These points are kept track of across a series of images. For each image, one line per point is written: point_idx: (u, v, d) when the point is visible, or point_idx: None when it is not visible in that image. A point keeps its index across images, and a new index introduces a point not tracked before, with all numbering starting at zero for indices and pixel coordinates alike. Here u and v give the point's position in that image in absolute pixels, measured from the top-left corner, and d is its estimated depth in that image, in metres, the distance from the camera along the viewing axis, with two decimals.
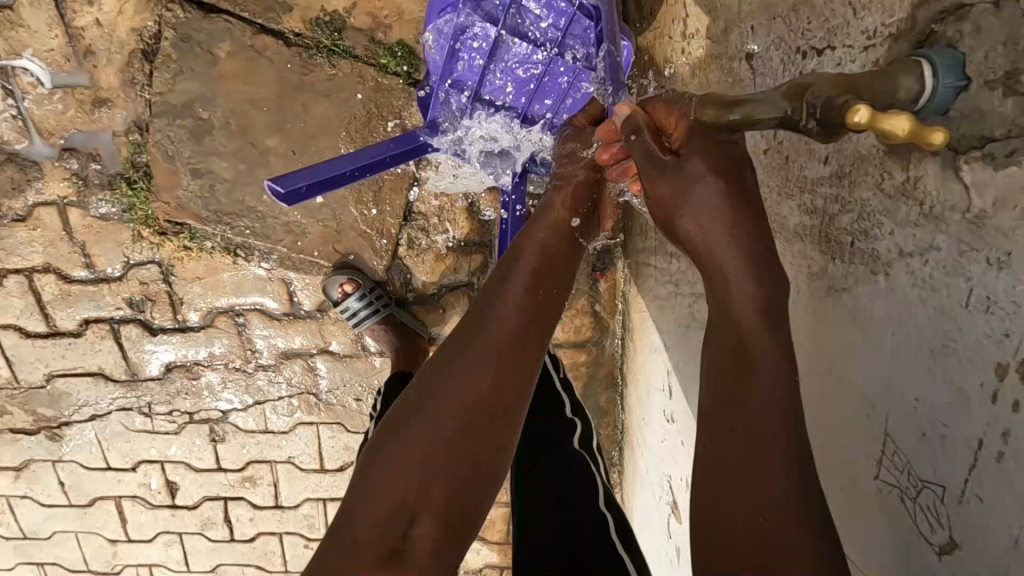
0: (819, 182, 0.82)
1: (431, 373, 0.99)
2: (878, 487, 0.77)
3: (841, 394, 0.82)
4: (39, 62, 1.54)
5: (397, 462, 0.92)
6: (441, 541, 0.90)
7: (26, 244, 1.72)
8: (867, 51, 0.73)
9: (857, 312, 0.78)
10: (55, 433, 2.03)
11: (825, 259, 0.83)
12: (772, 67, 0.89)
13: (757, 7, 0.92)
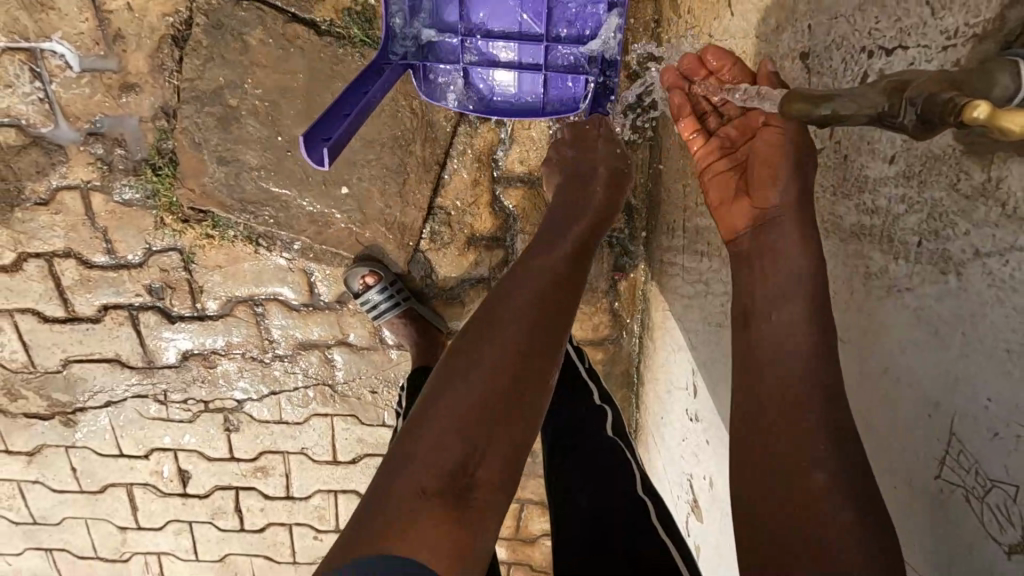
0: (882, 182, 0.82)
1: (474, 332, 1.02)
2: (941, 487, 0.78)
3: (902, 394, 0.83)
4: (69, 45, 1.54)
5: (451, 413, 0.93)
6: (497, 485, 0.92)
7: (47, 228, 1.71)
8: (946, 52, 0.72)
9: (922, 312, 0.78)
10: (69, 418, 2.03)
11: (886, 259, 0.83)
12: (831, 67, 0.90)
13: (815, 7, 0.91)
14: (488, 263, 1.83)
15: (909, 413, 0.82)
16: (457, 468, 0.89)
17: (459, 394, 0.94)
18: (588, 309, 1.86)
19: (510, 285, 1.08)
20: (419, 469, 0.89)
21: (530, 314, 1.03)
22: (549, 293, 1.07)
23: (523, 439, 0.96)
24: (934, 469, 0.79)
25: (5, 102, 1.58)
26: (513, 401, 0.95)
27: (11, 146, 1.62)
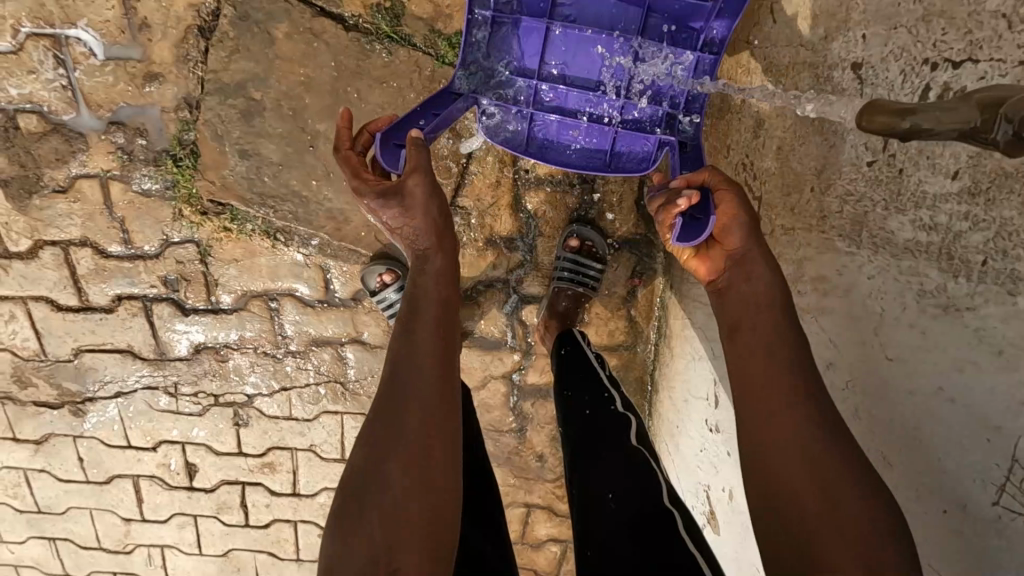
0: (945, 199, 0.82)
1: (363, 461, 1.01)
2: (996, 505, 0.81)
3: (955, 417, 0.83)
4: (94, 33, 1.52)
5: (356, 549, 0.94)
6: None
7: (65, 216, 1.70)
8: (1023, 66, 0.75)
9: (984, 333, 0.79)
10: (79, 408, 2.01)
11: (944, 278, 0.82)
12: (888, 78, 0.89)
13: (871, 17, 0.90)
14: (506, 265, 1.82)
15: (961, 432, 0.83)
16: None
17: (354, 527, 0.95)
18: (603, 314, 1.86)
19: (390, 394, 1.05)
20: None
21: (410, 418, 1.01)
22: (426, 390, 1.04)
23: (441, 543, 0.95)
24: (990, 494, 0.81)
25: (28, 88, 1.56)
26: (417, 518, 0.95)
27: (32, 133, 1.61)
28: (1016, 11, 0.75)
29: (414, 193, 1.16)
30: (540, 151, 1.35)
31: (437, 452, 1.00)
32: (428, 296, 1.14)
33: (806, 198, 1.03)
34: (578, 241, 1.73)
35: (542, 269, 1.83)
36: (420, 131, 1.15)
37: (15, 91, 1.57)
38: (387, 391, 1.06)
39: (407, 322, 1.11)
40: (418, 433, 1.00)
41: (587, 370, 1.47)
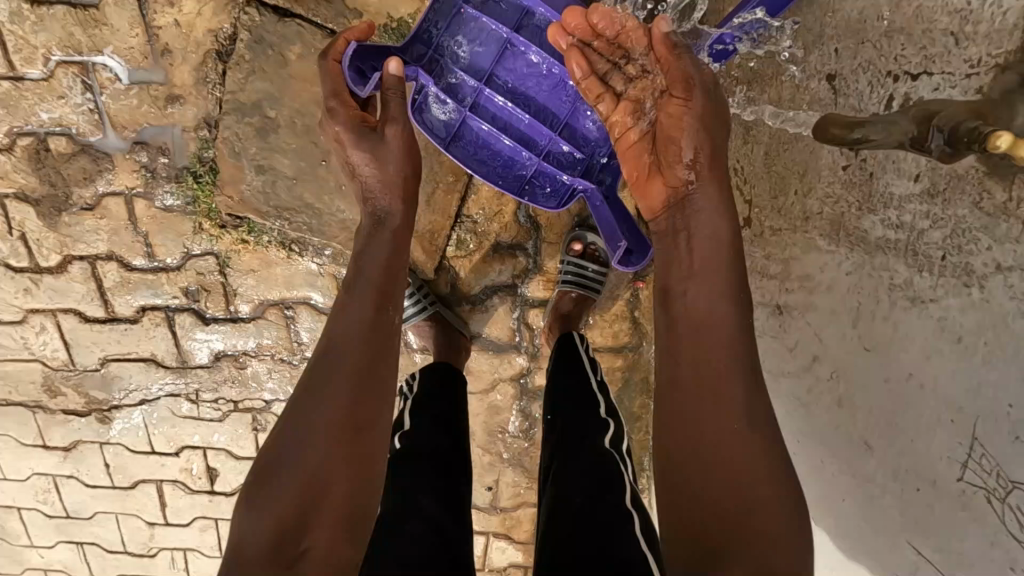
0: (908, 200, 0.86)
1: (290, 419, 1.06)
2: (961, 487, 0.83)
3: (926, 401, 0.86)
4: (119, 59, 1.61)
5: (280, 503, 1.00)
6: (334, 549, 1.00)
7: (92, 232, 1.79)
8: (969, 78, 0.78)
9: (947, 322, 0.82)
10: (105, 415, 2.10)
11: (910, 271, 0.86)
12: (858, 89, 0.93)
13: (842, 31, 0.96)
14: (511, 270, 1.90)
15: (929, 417, 0.86)
16: (288, 548, 0.98)
17: (276, 481, 1.02)
18: (607, 316, 1.92)
19: (325, 355, 1.11)
20: (251, 548, 0.98)
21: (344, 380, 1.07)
22: (361, 354, 1.10)
23: (362, 496, 1.04)
24: (955, 471, 0.83)
25: (58, 112, 1.66)
26: (341, 471, 1.03)
27: (61, 154, 1.70)
28: (962, 28, 0.79)
29: (391, 143, 1.26)
30: (461, 148, 1.47)
31: (367, 406, 1.08)
32: (374, 262, 1.20)
33: (791, 199, 1.08)
34: (581, 244, 1.80)
35: (546, 273, 1.90)
36: (393, 74, 1.24)
37: (46, 115, 1.66)
38: (321, 352, 1.11)
39: (351, 287, 1.17)
40: (349, 394, 1.07)
41: (577, 375, 1.54)
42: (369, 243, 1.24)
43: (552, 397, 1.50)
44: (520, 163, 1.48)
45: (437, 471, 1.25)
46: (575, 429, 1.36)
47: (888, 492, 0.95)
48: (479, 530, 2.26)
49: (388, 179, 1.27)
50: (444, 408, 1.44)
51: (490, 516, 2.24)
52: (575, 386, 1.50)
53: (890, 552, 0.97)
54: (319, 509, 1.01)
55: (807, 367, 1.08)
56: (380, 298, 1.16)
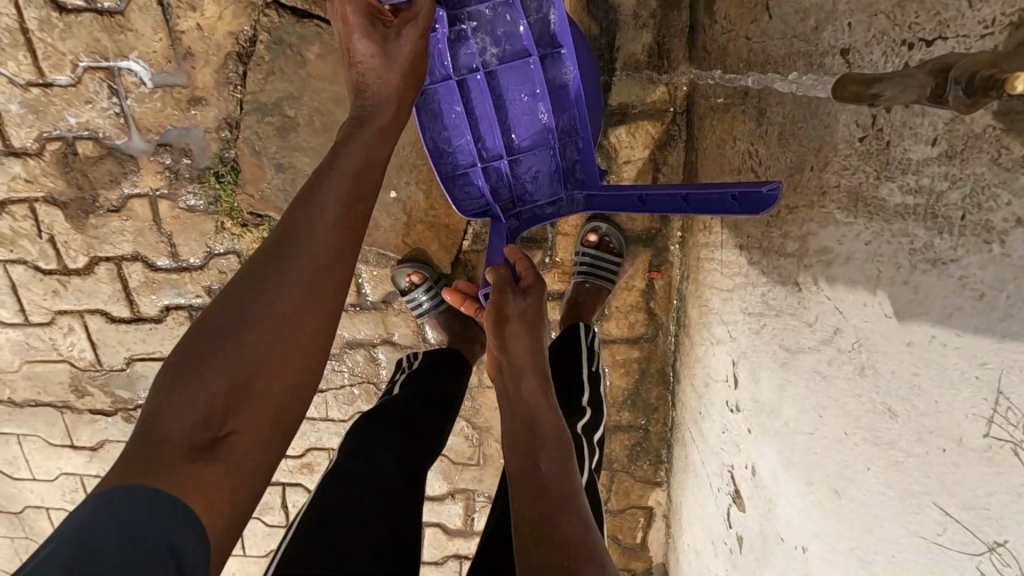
0: (926, 163, 0.82)
1: (228, 301, 0.97)
2: (986, 446, 0.76)
3: (948, 359, 0.80)
4: (143, 63, 1.66)
5: (196, 390, 0.91)
6: (258, 447, 0.94)
7: (118, 233, 1.84)
8: (984, 39, 0.74)
9: (967, 280, 0.77)
10: (130, 415, 2.14)
11: (930, 234, 0.82)
12: (872, 60, 0.92)
13: (855, 5, 0.95)
14: None
15: (949, 377, 0.80)
16: (200, 440, 0.90)
17: (207, 363, 0.93)
18: (621, 307, 1.94)
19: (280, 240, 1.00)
20: (169, 428, 0.89)
21: (298, 273, 0.98)
22: (323, 250, 1.01)
23: (296, 399, 0.98)
24: (981, 428, 0.76)
25: (85, 116, 1.71)
26: (281, 366, 0.96)
27: (88, 157, 1.75)
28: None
29: (403, 45, 1.18)
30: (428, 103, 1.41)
31: (313, 316, 0.99)
32: (356, 154, 1.09)
33: (808, 176, 1.08)
34: (597, 236, 1.84)
35: (561, 264, 1.92)
36: None
37: (73, 120, 1.71)
38: (277, 236, 1.01)
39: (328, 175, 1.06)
40: (299, 292, 0.98)
41: (573, 363, 1.66)
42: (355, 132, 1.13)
43: None
44: (462, 156, 1.46)
45: (422, 439, 1.41)
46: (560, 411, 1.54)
47: (912, 458, 0.87)
48: None
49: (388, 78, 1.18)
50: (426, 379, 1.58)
51: None
52: (568, 370, 1.64)
53: (915, 519, 0.88)
54: (241, 398, 0.93)
55: (829, 340, 1.03)
56: (354, 197, 1.06)
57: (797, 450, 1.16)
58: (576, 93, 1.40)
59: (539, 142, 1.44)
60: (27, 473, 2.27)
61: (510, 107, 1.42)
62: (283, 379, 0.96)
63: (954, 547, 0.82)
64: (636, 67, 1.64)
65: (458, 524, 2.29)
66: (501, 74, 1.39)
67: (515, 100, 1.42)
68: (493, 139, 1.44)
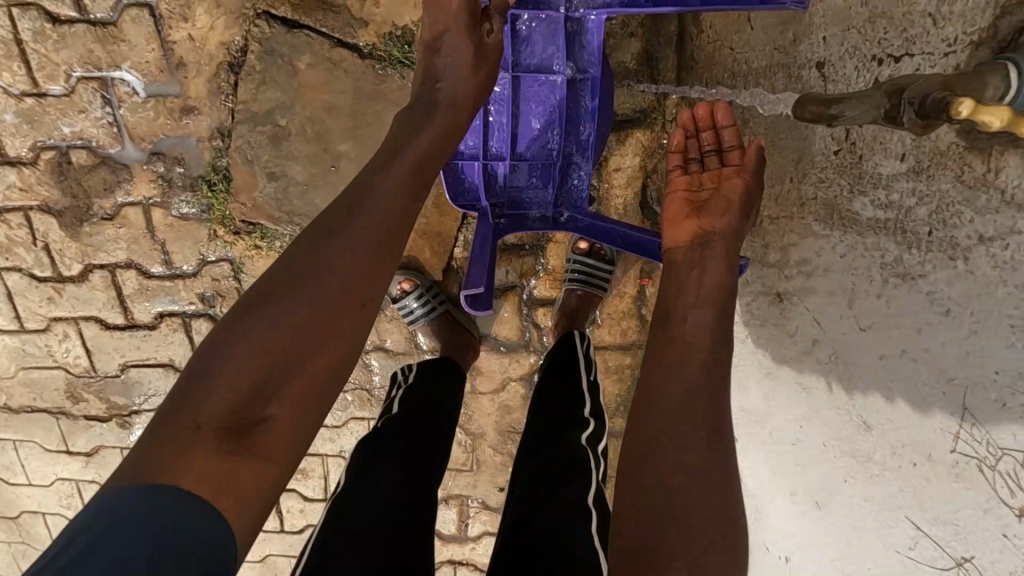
0: (896, 178, 0.96)
1: (278, 280, 1.01)
2: (954, 459, 0.94)
3: (923, 372, 0.96)
4: (136, 73, 1.67)
5: (238, 369, 0.95)
6: (290, 433, 0.98)
7: (112, 240, 1.85)
8: (948, 57, 0.91)
9: (935, 297, 0.93)
10: (126, 420, 2.15)
11: (901, 249, 0.97)
12: (845, 74, 1.05)
13: (830, 19, 1.06)
14: (518, 270, 1.94)
15: (926, 387, 0.96)
16: (236, 422, 0.94)
17: (245, 344, 0.96)
18: (613, 314, 1.95)
19: (327, 228, 1.04)
20: (204, 406, 0.93)
21: (342, 263, 1.02)
22: (367, 244, 1.04)
23: (326, 392, 1.01)
24: (949, 443, 0.94)
25: (79, 126, 1.72)
26: (314, 356, 0.99)
27: (82, 166, 1.77)
28: (939, 10, 0.91)
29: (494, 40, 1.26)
30: None
31: (353, 310, 1.03)
32: (415, 150, 1.15)
33: (787, 188, 1.17)
34: (587, 243, 1.83)
35: (552, 271, 1.93)
36: None
37: (67, 129, 1.72)
38: (328, 223, 1.04)
39: (381, 169, 1.11)
40: (340, 282, 1.01)
41: (571, 373, 1.58)
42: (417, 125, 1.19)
43: (542, 390, 1.55)
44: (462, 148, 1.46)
45: (418, 462, 1.35)
46: (559, 424, 1.43)
47: (887, 470, 1.03)
48: (492, 531, 2.27)
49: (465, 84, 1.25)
50: (423, 396, 1.54)
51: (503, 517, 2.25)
52: (565, 380, 1.56)
53: (889, 532, 1.05)
54: (277, 382, 0.96)
55: (809, 350, 1.15)
56: (403, 194, 1.10)
57: (778, 458, 1.26)
58: (587, 135, 1.43)
59: (541, 159, 1.45)
60: (24, 478, 2.28)
61: (522, 121, 1.43)
62: (321, 368, 1.00)
63: (925, 559, 1.00)
64: (626, 75, 1.65)
65: (453, 530, 2.29)
66: (524, 85, 1.40)
67: (530, 118, 1.43)
68: (494, 145, 1.44)
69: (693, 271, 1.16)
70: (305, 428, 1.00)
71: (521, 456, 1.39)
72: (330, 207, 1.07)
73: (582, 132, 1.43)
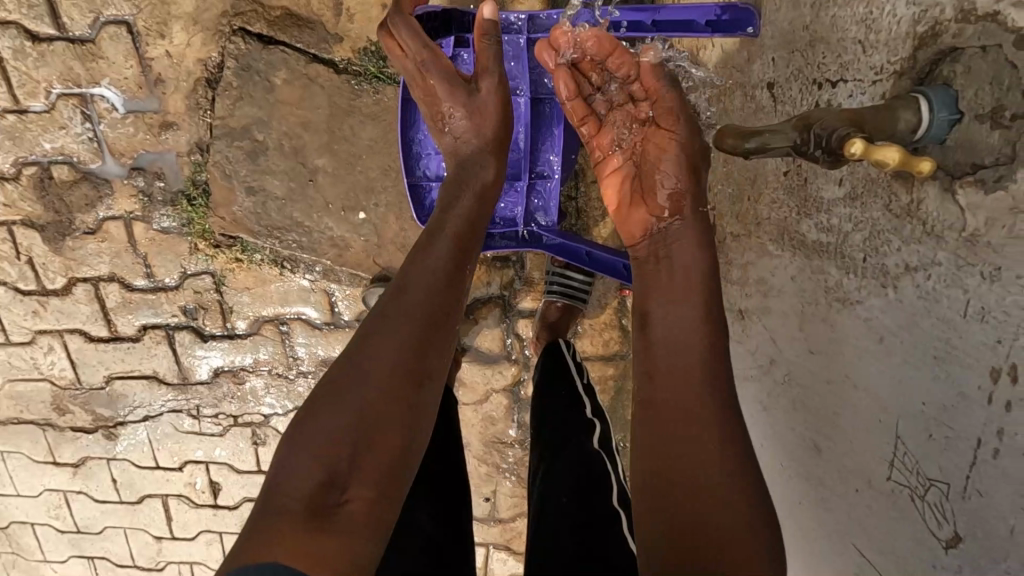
0: (835, 203, 1.00)
1: (343, 362, 1.07)
2: (890, 486, 0.96)
3: (860, 401, 1.00)
4: (115, 90, 1.69)
5: (316, 454, 0.99)
6: (374, 506, 1.00)
7: (95, 255, 1.87)
8: (875, 85, 0.93)
9: (870, 322, 0.95)
10: (112, 432, 2.16)
11: (840, 274, 1.00)
12: (791, 95, 1.10)
13: (778, 42, 1.13)
14: (499, 282, 1.94)
15: (865, 418, 0.99)
16: (322, 504, 0.96)
17: (325, 430, 1.01)
18: (595, 325, 1.94)
19: (386, 309, 1.10)
20: (293, 491, 0.97)
21: (405, 339, 1.07)
22: (426, 319, 1.10)
23: (407, 466, 1.05)
24: (885, 471, 0.97)
25: (60, 142, 1.74)
26: (391, 433, 1.03)
27: (64, 182, 1.79)
28: (867, 38, 0.93)
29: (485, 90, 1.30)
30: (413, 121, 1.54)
31: (421, 375, 1.07)
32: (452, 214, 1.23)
33: (746, 206, 1.25)
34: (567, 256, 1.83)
35: (535, 284, 1.94)
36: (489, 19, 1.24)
37: (49, 145, 1.74)
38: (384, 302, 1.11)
39: (431, 243, 1.18)
40: (403, 352, 1.06)
41: (565, 378, 1.58)
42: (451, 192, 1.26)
43: (545, 398, 1.54)
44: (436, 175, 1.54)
45: (445, 483, 1.32)
46: (560, 429, 1.42)
47: (836, 493, 1.09)
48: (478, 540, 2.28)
49: (478, 131, 1.30)
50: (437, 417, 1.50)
51: (489, 527, 2.25)
52: (561, 383, 1.56)
53: (837, 556, 1.11)
54: (355, 458, 1.00)
55: (769, 369, 1.23)
56: (454, 266, 1.17)
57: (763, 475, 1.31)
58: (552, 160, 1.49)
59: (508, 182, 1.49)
60: (12, 489, 2.29)
61: None
62: (398, 439, 1.03)
63: None
64: None
65: None
66: None
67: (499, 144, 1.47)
68: None
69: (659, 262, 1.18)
70: (390, 497, 1.02)
71: (535, 462, 1.40)
72: (384, 290, 1.13)
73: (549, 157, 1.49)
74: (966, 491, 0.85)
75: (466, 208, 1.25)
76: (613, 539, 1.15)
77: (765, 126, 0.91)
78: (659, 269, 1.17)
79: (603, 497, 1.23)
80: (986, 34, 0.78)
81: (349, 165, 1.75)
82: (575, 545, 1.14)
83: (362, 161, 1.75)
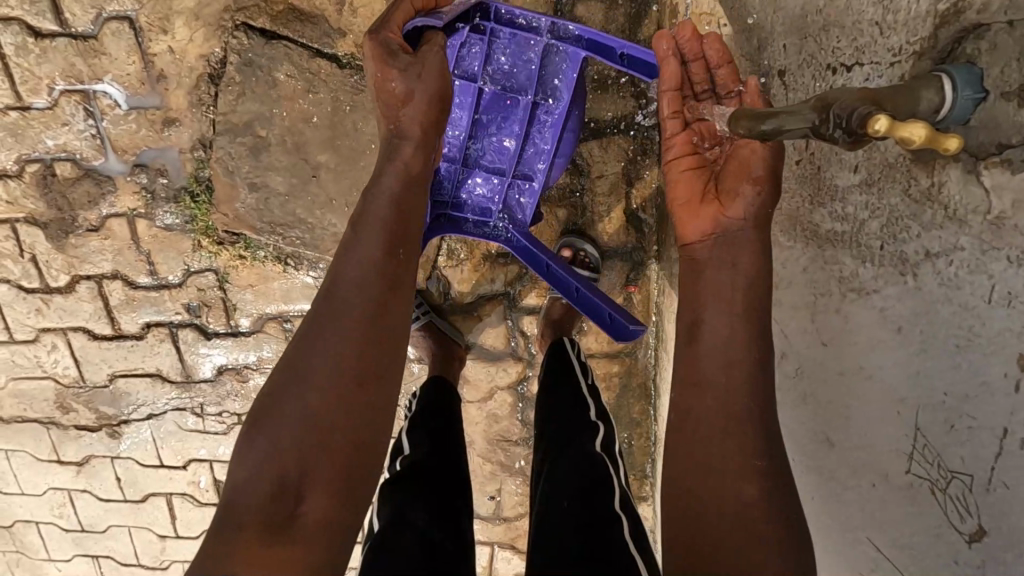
0: (850, 191, 1.02)
1: (287, 370, 1.07)
2: (908, 480, 0.99)
3: (873, 394, 1.02)
4: (118, 86, 1.68)
5: (266, 463, 1.01)
6: (334, 507, 1.01)
7: (98, 252, 1.86)
8: (893, 67, 0.95)
9: (887, 312, 0.98)
10: (115, 430, 2.16)
11: (856, 263, 1.02)
12: (803, 83, 1.11)
13: (790, 29, 1.12)
14: (503, 278, 1.92)
15: (879, 410, 1.02)
16: (280, 511, 0.98)
17: (274, 439, 1.02)
18: None
19: (321, 314, 1.09)
20: (250, 502, 0.99)
21: (345, 341, 1.07)
22: (366, 318, 1.08)
23: (365, 463, 1.05)
24: (904, 465, 0.99)
25: (63, 139, 1.73)
26: (342, 434, 1.03)
27: (66, 179, 1.78)
28: (884, 20, 0.95)
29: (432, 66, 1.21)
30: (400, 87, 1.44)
31: (367, 372, 1.06)
32: (383, 202, 1.17)
33: None
34: (571, 251, 1.75)
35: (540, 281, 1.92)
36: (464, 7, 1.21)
37: (51, 142, 1.74)
38: (320, 306, 1.10)
39: (356, 236, 1.14)
40: (342, 354, 1.06)
41: (569, 378, 1.57)
42: (378, 177, 1.19)
43: (547, 401, 1.53)
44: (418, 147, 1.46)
45: (442, 484, 1.29)
46: (563, 430, 1.40)
47: (847, 490, 1.10)
48: (482, 539, 2.26)
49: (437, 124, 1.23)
50: (437, 420, 1.49)
51: (493, 526, 2.24)
52: (564, 383, 1.55)
53: (852, 556, 1.11)
54: (307, 463, 1.01)
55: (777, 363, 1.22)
56: (390, 259, 1.13)
57: None
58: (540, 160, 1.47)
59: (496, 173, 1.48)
60: (15, 488, 2.29)
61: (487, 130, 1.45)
62: (351, 439, 1.04)
63: None
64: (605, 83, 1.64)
65: None
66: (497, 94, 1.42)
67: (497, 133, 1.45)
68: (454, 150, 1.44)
69: (723, 267, 1.10)
70: (350, 495, 1.03)
71: (538, 466, 1.38)
72: (319, 294, 1.12)
73: (538, 156, 1.47)
74: (989, 482, 0.88)
75: (391, 192, 1.18)
76: (613, 539, 1.11)
77: (784, 108, 0.93)
78: (700, 277, 1.13)
79: (606, 499, 1.20)
80: (1013, 8, 0.80)
81: (352, 161, 1.74)
82: (578, 543, 1.10)
83: (365, 157, 1.74)
